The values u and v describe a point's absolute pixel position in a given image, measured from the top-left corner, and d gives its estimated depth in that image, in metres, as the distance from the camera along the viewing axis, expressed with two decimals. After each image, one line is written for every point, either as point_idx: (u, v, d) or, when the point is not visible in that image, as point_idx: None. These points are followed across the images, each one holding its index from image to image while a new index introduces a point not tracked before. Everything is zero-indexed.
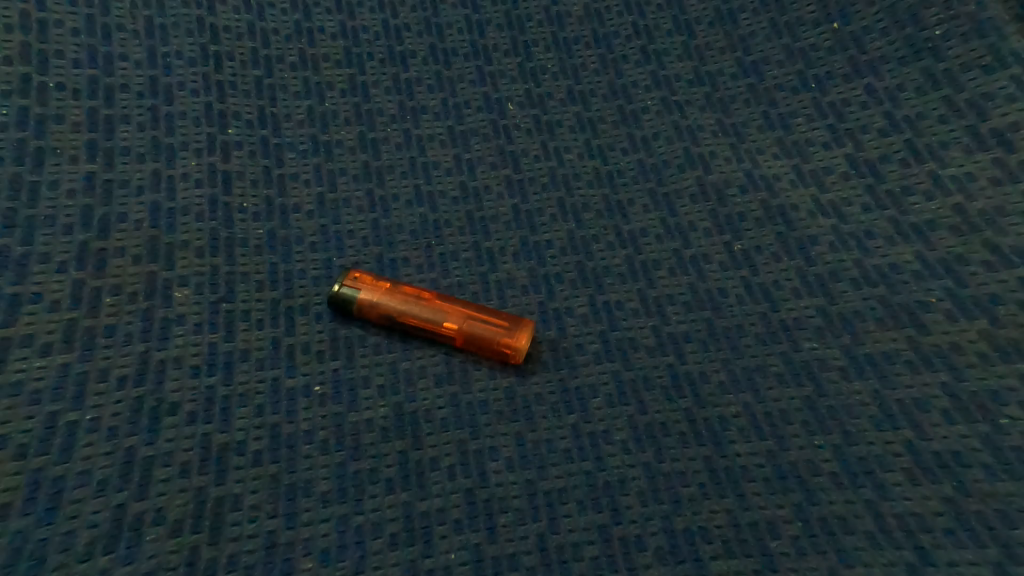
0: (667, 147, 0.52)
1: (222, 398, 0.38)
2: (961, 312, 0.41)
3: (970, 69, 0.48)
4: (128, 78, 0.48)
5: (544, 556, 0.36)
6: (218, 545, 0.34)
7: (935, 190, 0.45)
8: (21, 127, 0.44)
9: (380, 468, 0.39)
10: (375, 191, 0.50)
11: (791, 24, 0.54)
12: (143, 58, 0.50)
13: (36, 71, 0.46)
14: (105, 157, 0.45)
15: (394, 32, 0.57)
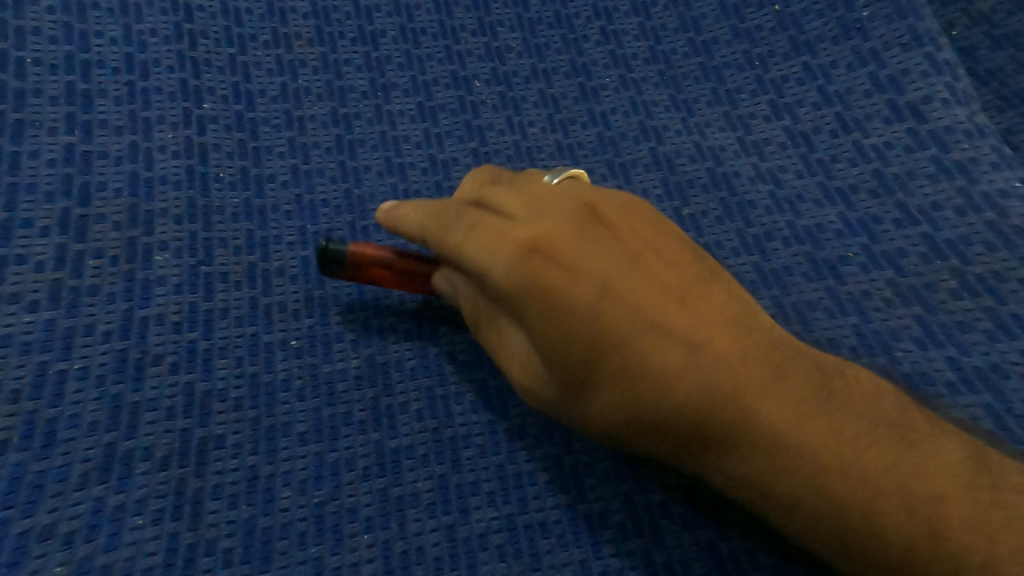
0: (623, 120, 0.55)
1: (204, 350, 0.42)
2: (874, 266, 0.46)
3: (892, 48, 0.53)
4: (104, 55, 0.52)
5: (503, 484, 0.40)
6: (204, 477, 0.37)
7: (857, 157, 0.50)
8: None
9: (353, 411, 0.41)
10: (347, 163, 0.52)
11: (737, 7, 0.59)
12: (119, 36, 0.53)
13: (13, 47, 0.49)
14: (83, 130, 0.48)
15: (364, 12, 0.59)
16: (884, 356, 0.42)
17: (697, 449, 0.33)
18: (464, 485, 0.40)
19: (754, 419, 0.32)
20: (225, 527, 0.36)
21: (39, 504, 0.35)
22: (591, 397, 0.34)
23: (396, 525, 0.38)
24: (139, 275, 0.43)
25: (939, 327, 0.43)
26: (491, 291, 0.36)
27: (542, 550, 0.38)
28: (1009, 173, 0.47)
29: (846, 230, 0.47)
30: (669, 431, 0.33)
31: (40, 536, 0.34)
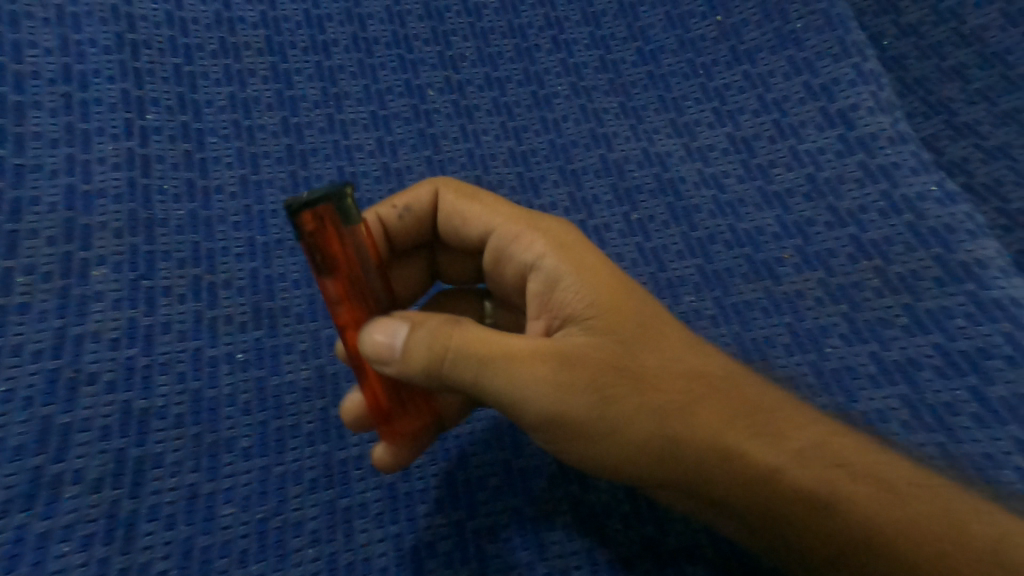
0: (575, 128, 0.58)
1: (142, 367, 0.41)
2: (806, 264, 0.50)
3: (823, 58, 0.57)
4: (38, 66, 0.50)
5: (450, 489, 0.41)
6: (139, 498, 0.37)
7: (794, 162, 0.54)
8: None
9: (301, 423, 0.42)
10: (297, 172, 0.52)
11: (682, 17, 0.62)
12: (54, 45, 0.51)
13: None
14: (15, 144, 0.46)
15: (314, 21, 0.59)
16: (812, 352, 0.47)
17: (721, 409, 0.35)
18: (412, 496, 0.41)
19: (742, 377, 0.37)
20: (161, 547, 0.36)
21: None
22: (627, 359, 0.35)
23: (342, 538, 0.39)
24: (72, 292, 0.42)
25: (862, 323, 0.47)
26: (540, 241, 0.39)
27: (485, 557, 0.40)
28: (924, 178, 0.51)
29: (781, 234, 0.52)
30: (695, 388, 0.35)
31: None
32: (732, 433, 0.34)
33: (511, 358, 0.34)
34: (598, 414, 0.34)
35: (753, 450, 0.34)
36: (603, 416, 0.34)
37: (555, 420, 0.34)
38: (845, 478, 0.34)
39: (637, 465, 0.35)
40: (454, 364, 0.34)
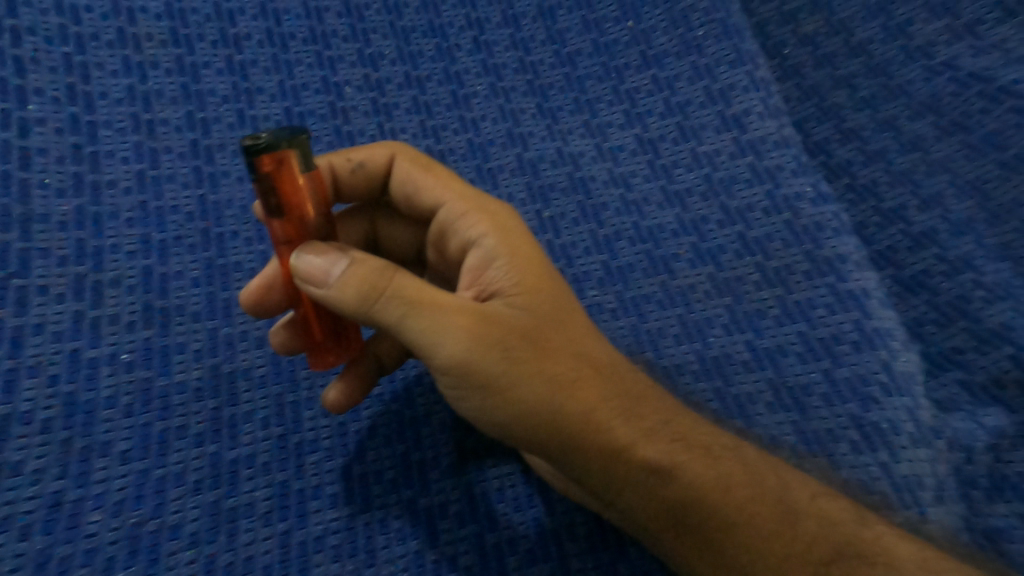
0: (560, 201, 0.61)
1: (157, 441, 0.45)
2: (788, 348, 0.52)
3: (771, 145, 0.62)
4: (48, 144, 0.54)
5: (449, 555, 0.44)
6: (157, 567, 0.41)
7: (771, 208, 0.59)
8: (7, 161, 0.52)
9: (311, 485, 0.45)
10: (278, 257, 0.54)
11: (668, 79, 0.66)
12: (66, 125, 0.55)
13: None
14: (23, 228, 0.50)
15: (291, 92, 0.63)
16: (795, 411, 0.50)
17: (650, 422, 0.41)
18: (403, 513, 0.45)
19: (654, 390, 0.43)
20: None
21: (34, 540, 0.40)
22: (551, 335, 0.40)
23: (343, 557, 0.43)
24: (88, 362, 0.46)
25: (840, 378, 0.51)
26: (530, 261, 0.43)
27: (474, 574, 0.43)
28: (803, 178, 0.60)
29: (759, 283, 0.55)
30: (611, 378, 0.41)
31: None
32: (626, 414, 0.40)
33: (435, 308, 0.37)
34: (506, 374, 0.38)
35: (631, 426, 0.40)
36: (511, 376, 0.38)
37: (460, 367, 0.38)
38: (716, 467, 0.41)
39: (547, 424, 0.38)
40: (381, 300, 0.37)
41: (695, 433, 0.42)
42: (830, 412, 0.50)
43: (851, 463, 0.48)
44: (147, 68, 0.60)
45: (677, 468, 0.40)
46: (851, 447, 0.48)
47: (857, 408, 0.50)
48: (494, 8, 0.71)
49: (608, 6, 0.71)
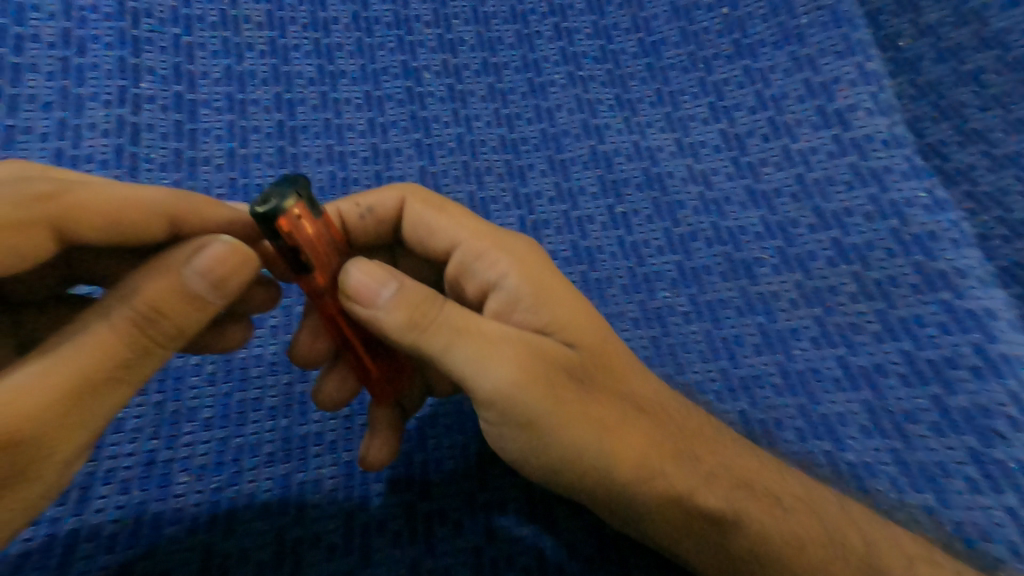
0: (639, 194, 0.59)
1: (237, 411, 0.47)
2: (883, 369, 0.48)
3: (876, 145, 0.56)
4: (153, 120, 0.58)
5: (506, 552, 0.44)
6: (234, 532, 0.43)
7: (875, 213, 0.54)
8: (117, 136, 0.57)
9: (375, 468, 0.46)
10: None
11: (764, 71, 0.62)
12: (169, 101, 0.59)
13: (72, 115, 0.57)
14: None
15: (372, 76, 0.64)
16: (891, 441, 0.46)
17: (699, 455, 0.40)
18: (462, 505, 0.45)
19: (692, 421, 0.41)
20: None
21: (123, 493, 0.43)
22: (593, 374, 0.39)
23: (403, 544, 0.43)
24: None
25: (947, 407, 0.46)
26: (564, 294, 0.41)
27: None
28: (916, 183, 0.54)
29: (850, 293, 0.51)
30: (654, 421, 0.39)
31: (121, 534, 0.42)
32: (671, 465, 0.38)
33: (481, 341, 0.36)
34: (551, 414, 0.36)
35: (681, 475, 0.38)
36: (556, 416, 0.36)
37: (507, 404, 0.36)
38: (769, 512, 0.39)
39: (595, 469, 0.37)
40: (421, 334, 0.36)
41: (745, 475, 0.40)
42: (937, 445, 0.45)
43: (955, 499, 0.43)
44: (242, 52, 0.62)
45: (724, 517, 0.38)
46: (968, 489, 0.44)
47: (973, 441, 0.45)
48: None
49: None
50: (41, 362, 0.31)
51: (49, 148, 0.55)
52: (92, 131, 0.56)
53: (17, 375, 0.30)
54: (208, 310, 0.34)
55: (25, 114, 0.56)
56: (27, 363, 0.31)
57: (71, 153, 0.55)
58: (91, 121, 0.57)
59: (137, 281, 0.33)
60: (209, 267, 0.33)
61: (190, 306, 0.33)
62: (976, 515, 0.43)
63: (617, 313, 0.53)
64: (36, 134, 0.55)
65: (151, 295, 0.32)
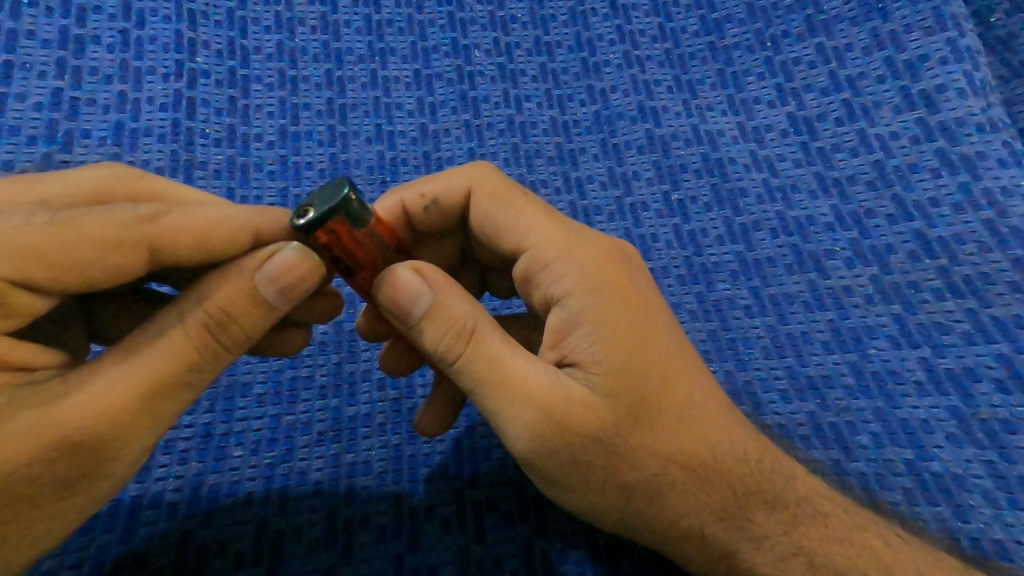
0: (702, 214, 0.67)
1: (305, 398, 0.56)
2: (899, 375, 0.57)
3: (942, 205, 0.63)
4: (261, 128, 0.68)
5: (530, 538, 0.51)
6: (180, 501, 0.50)
7: (919, 247, 0.62)
8: (230, 142, 0.67)
9: (418, 456, 0.54)
10: None
11: (811, 119, 0.70)
12: (277, 109, 0.69)
13: (185, 118, 0.67)
14: (228, 191, 0.64)
15: (470, 101, 0.72)
16: (910, 449, 0.54)
17: (715, 499, 0.43)
18: (512, 495, 0.53)
19: (721, 463, 0.44)
20: (232, 547, 0.49)
21: (184, 466, 0.52)
22: (626, 422, 0.42)
23: (454, 531, 0.51)
24: None
25: (968, 418, 0.54)
26: (610, 333, 0.43)
27: (569, 554, 0.50)
28: (957, 218, 0.62)
29: (872, 297, 0.61)
30: (675, 472, 0.43)
31: (224, 489, 0.51)
32: (678, 508, 0.43)
33: (509, 391, 0.42)
34: (570, 461, 0.42)
35: (686, 515, 0.43)
36: (575, 462, 0.42)
37: (533, 450, 0.42)
38: (769, 551, 0.44)
39: (609, 505, 0.43)
40: (461, 373, 0.43)
41: (757, 519, 0.44)
42: (953, 455, 0.53)
43: (978, 516, 0.50)
44: (345, 84, 0.71)
45: (723, 552, 0.44)
46: (984, 492, 0.51)
47: (994, 456, 0.52)
48: (650, 21, 0.78)
49: (765, 23, 0.76)
50: (134, 353, 0.38)
51: (167, 145, 0.65)
52: (204, 134, 0.67)
53: (117, 364, 0.37)
54: (274, 312, 0.41)
55: (146, 115, 0.66)
56: (124, 353, 0.38)
57: (186, 156, 0.65)
58: (201, 127, 0.67)
59: (217, 284, 0.40)
60: (281, 275, 0.40)
61: (260, 309, 0.40)
62: (992, 521, 0.50)
63: (675, 303, 0.63)
64: (156, 133, 0.66)
65: (229, 300, 0.39)
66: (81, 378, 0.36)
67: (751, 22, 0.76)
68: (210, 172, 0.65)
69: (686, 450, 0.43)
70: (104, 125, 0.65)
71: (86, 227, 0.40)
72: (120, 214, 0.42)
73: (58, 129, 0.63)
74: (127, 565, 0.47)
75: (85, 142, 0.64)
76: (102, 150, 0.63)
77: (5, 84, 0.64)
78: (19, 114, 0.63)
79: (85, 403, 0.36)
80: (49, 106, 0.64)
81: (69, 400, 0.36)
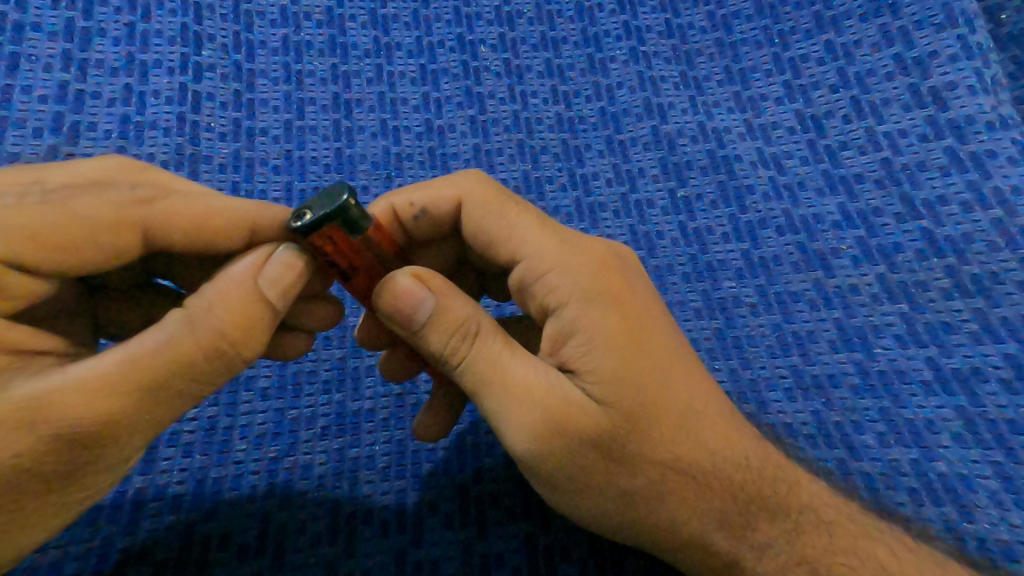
0: (657, 218, 0.68)
1: (248, 400, 0.55)
2: (841, 378, 0.59)
3: (884, 214, 0.65)
4: (215, 121, 0.67)
5: (474, 543, 0.50)
6: (112, 508, 0.49)
7: (864, 255, 0.64)
8: (182, 134, 0.65)
9: (362, 460, 0.53)
10: None
11: (765, 127, 0.72)
12: (232, 102, 0.68)
13: (136, 110, 0.65)
14: (178, 186, 0.63)
15: (433, 99, 0.72)
16: (844, 450, 0.55)
17: (710, 506, 0.44)
18: (453, 497, 0.52)
19: (724, 471, 0.44)
20: (164, 555, 0.48)
21: None
22: (626, 430, 0.42)
23: (392, 534, 0.50)
24: None
25: (906, 420, 0.56)
26: (611, 340, 0.44)
27: (505, 560, 0.50)
28: (898, 227, 0.65)
29: (816, 300, 0.63)
30: (675, 479, 0.43)
31: (152, 492, 0.50)
32: (680, 516, 0.43)
33: (509, 392, 0.43)
34: (572, 466, 0.43)
35: (679, 520, 0.43)
36: (577, 468, 0.43)
37: (535, 453, 0.43)
38: (771, 557, 0.44)
39: (602, 508, 0.44)
40: (463, 374, 0.44)
41: (760, 525, 0.44)
42: (880, 455, 0.55)
43: (912, 514, 0.52)
44: (304, 78, 0.70)
45: (726, 559, 0.44)
46: (909, 491, 0.53)
47: (919, 456, 0.54)
48: (615, 22, 0.79)
49: (726, 31, 0.78)
50: (134, 350, 0.36)
51: (115, 138, 0.63)
52: (154, 126, 0.65)
53: (120, 358, 0.36)
54: (279, 311, 0.41)
55: (92, 106, 0.64)
56: (126, 348, 0.36)
57: (135, 148, 0.63)
58: (152, 119, 0.65)
59: (221, 280, 0.39)
60: (281, 276, 0.41)
61: (268, 307, 0.40)
62: (920, 519, 0.52)
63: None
64: (102, 125, 0.64)
65: (234, 296, 0.39)
66: (80, 370, 0.35)
67: (712, 31, 0.78)
68: (158, 164, 0.63)
69: (684, 456, 0.43)
70: (43, 114, 0.62)
71: (83, 207, 0.41)
72: (117, 197, 0.42)
73: None
74: (43, 572, 0.46)
75: (27, 131, 0.61)
76: (41, 142, 0.61)
77: None
78: None
79: (88, 399, 0.35)
80: None
81: (68, 394, 0.34)
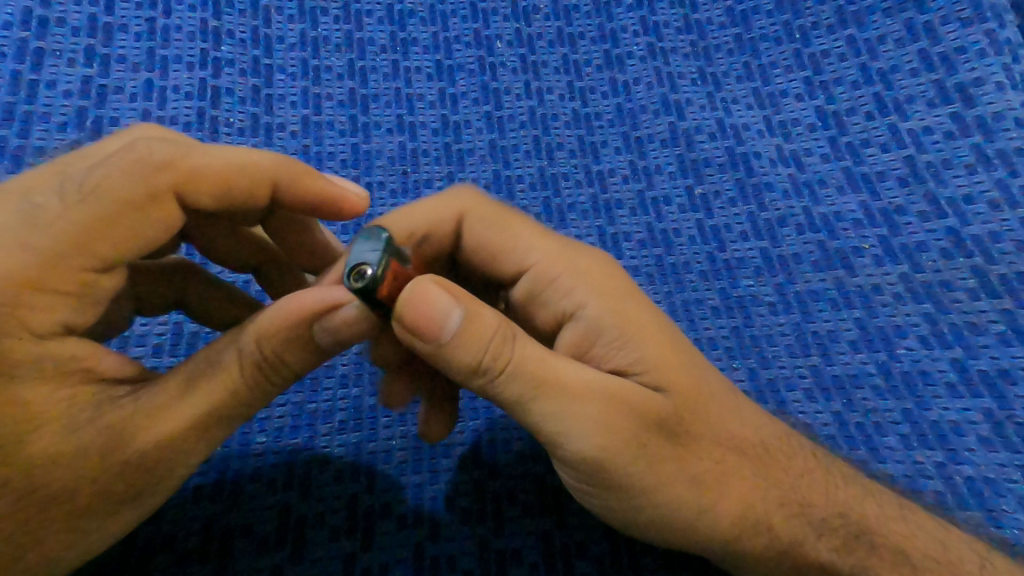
0: (725, 208, 0.66)
1: (327, 387, 0.56)
2: (931, 376, 0.56)
3: (979, 203, 0.61)
4: (283, 118, 0.69)
5: (552, 533, 0.51)
6: (205, 487, 0.51)
7: (954, 246, 0.60)
8: (254, 133, 0.68)
9: (438, 446, 0.54)
10: None
11: (841, 113, 0.68)
12: (299, 99, 0.70)
13: (210, 108, 0.68)
14: None
15: (493, 93, 0.72)
16: (941, 452, 0.53)
17: (764, 487, 0.43)
18: (530, 488, 0.52)
19: (757, 449, 0.44)
20: (256, 530, 0.50)
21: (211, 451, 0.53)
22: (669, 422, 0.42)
23: (472, 522, 0.51)
24: None
25: (1002, 421, 0.53)
26: (627, 331, 0.45)
27: (588, 551, 0.50)
28: (993, 216, 0.60)
29: (902, 296, 0.59)
30: (726, 467, 0.42)
31: (239, 474, 0.52)
32: (743, 505, 0.42)
33: (558, 389, 0.40)
34: (630, 464, 0.41)
35: (743, 498, 0.42)
36: (634, 469, 0.41)
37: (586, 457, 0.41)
38: (827, 538, 0.44)
39: (660, 503, 0.42)
40: (507, 379, 0.40)
41: (811, 500, 0.44)
42: (986, 459, 0.52)
43: (1008, 520, 0.50)
44: (367, 77, 0.72)
45: (788, 546, 0.43)
46: (1019, 499, 0.50)
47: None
48: (675, 13, 0.77)
49: (794, 14, 0.74)
50: (194, 380, 0.40)
51: (192, 134, 0.66)
52: (228, 124, 0.68)
53: (180, 392, 0.39)
54: (326, 353, 0.42)
55: (172, 104, 0.67)
56: (183, 378, 0.40)
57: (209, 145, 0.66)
58: (226, 117, 0.68)
59: (263, 326, 0.40)
60: (339, 327, 0.41)
61: (311, 349, 0.41)
62: None
63: (697, 299, 0.62)
64: (182, 122, 0.67)
65: (278, 340, 0.40)
66: (146, 402, 0.39)
67: (779, 13, 0.75)
68: None
69: (721, 436, 0.43)
70: (130, 113, 0.66)
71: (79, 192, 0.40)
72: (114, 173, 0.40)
73: (88, 118, 0.65)
74: (155, 546, 0.49)
75: (113, 130, 0.65)
76: None
77: (37, 72, 0.66)
78: (50, 103, 0.65)
79: (150, 429, 0.38)
80: (79, 94, 0.66)
81: (138, 424, 0.38)
